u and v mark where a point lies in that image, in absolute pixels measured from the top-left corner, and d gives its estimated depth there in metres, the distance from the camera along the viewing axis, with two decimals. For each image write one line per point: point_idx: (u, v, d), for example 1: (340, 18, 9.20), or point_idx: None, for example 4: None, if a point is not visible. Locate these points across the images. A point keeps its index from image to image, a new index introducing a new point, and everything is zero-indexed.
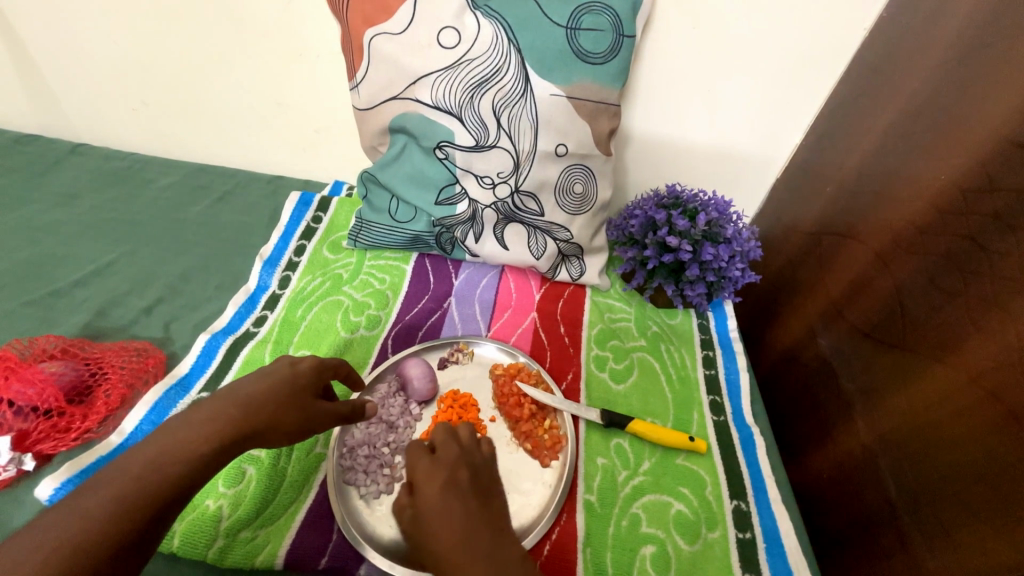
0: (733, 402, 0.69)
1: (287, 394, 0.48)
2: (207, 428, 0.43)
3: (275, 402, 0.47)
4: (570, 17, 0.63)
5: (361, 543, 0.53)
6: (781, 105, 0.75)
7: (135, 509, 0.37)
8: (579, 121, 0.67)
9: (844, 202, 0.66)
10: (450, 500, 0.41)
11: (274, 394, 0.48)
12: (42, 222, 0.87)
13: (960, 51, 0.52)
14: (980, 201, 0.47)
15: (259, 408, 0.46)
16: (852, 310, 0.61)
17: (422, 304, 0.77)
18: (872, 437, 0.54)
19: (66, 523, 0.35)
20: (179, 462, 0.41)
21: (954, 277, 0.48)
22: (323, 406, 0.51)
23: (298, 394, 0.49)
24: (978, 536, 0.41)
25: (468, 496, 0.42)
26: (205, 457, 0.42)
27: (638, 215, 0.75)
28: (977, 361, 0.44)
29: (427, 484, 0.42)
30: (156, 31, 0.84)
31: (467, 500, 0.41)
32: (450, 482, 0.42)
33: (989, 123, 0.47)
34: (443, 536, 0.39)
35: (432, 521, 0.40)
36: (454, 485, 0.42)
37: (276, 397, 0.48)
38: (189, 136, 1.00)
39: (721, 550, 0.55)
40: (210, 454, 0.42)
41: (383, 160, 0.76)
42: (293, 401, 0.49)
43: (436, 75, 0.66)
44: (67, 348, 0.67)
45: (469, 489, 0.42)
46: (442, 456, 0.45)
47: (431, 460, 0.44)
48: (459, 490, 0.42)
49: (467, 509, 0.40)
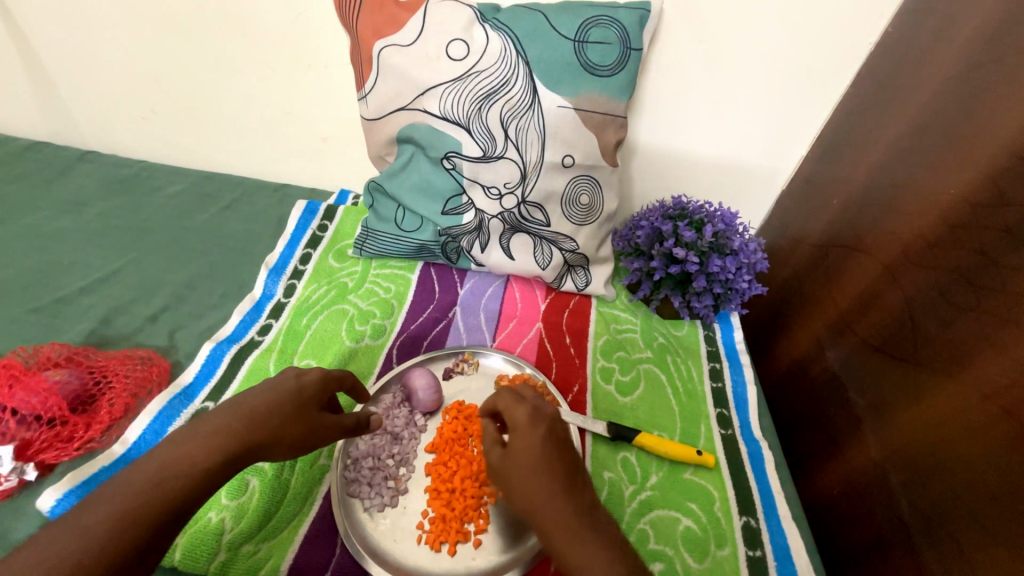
0: (740, 415, 0.69)
1: (293, 407, 0.48)
2: (212, 440, 0.43)
3: (281, 415, 0.47)
4: (578, 30, 0.64)
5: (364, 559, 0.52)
6: (788, 117, 0.75)
7: (138, 523, 0.37)
8: (586, 133, 0.67)
9: (852, 214, 0.66)
10: (552, 454, 0.44)
11: (280, 407, 0.47)
12: (49, 229, 0.88)
13: (968, 65, 0.52)
14: (990, 216, 0.47)
15: (265, 421, 0.46)
16: (861, 323, 0.61)
17: (427, 314, 0.77)
18: (884, 453, 0.54)
19: (70, 537, 0.35)
20: (182, 476, 0.40)
21: (965, 292, 0.48)
22: (329, 417, 0.51)
23: (305, 407, 0.49)
24: (993, 558, 0.40)
25: (565, 452, 0.45)
26: (209, 470, 0.42)
27: (645, 225, 0.75)
28: (989, 378, 0.43)
29: (529, 438, 0.45)
30: (167, 41, 0.85)
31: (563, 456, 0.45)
32: (550, 433, 0.45)
33: (998, 139, 0.47)
34: (547, 492, 0.42)
35: (536, 474, 0.43)
36: (553, 438, 0.45)
37: (282, 411, 0.47)
38: (197, 144, 1.01)
39: (730, 567, 0.54)
40: (214, 466, 0.42)
41: (390, 170, 0.76)
42: (299, 413, 0.48)
43: (445, 87, 0.66)
44: (72, 356, 0.66)
45: (565, 448, 0.45)
46: (539, 409, 0.47)
47: (528, 412, 0.47)
48: (556, 446, 0.45)
49: (566, 467, 0.44)
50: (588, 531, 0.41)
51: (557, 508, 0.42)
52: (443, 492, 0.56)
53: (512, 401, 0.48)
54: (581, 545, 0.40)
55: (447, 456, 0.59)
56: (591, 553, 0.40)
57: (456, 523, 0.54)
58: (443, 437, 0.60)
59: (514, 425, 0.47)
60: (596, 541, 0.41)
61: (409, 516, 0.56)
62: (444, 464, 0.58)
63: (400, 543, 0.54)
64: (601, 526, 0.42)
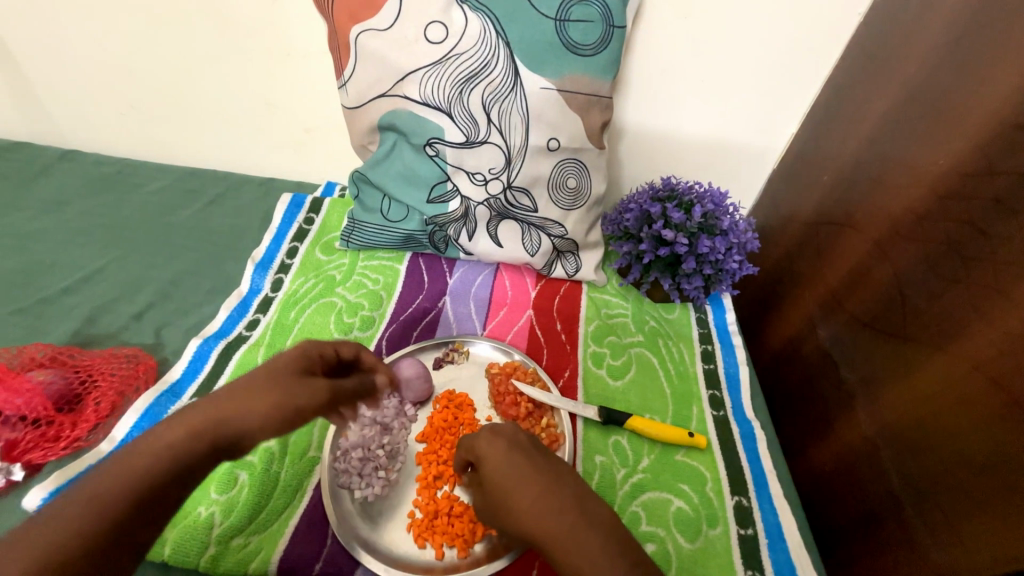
0: (733, 396, 0.68)
1: (261, 375, 0.43)
2: (186, 423, 0.40)
3: (247, 385, 0.42)
4: (559, 8, 0.62)
5: (355, 547, 0.52)
6: (776, 94, 0.74)
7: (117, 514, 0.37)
8: (570, 115, 0.66)
9: (841, 191, 0.65)
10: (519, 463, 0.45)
11: (248, 381, 0.43)
12: (31, 229, 0.87)
13: (956, 32, 0.51)
14: (980, 185, 0.46)
15: (235, 398, 0.41)
16: (852, 300, 0.60)
17: (417, 304, 0.76)
18: (875, 429, 0.53)
19: (40, 528, 0.35)
20: (151, 457, 0.38)
21: (955, 264, 0.47)
22: (313, 387, 0.44)
23: (276, 373, 0.44)
24: (985, 528, 0.40)
25: (534, 454, 0.47)
26: (180, 457, 0.39)
27: (633, 209, 0.74)
28: (979, 349, 0.43)
29: (493, 453, 0.47)
30: (143, 34, 0.84)
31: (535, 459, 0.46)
32: (512, 443, 0.47)
33: (988, 107, 0.46)
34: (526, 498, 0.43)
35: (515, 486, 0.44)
36: (517, 446, 0.47)
37: (248, 382, 0.42)
38: (179, 140, 0.99)
39: (723, 546, 0.54)
40: (187, 453, 0.39)
41: (373, 159, 0.75)
42: (268, 379, 0.43)
43: (424, 71, 0.65)
44: (56, 355, 0.66)
45: (532, 452, 0.47)
46: (496, 429, 0.49)
47: (487, 433, 0.49)
48: (523, 453, 0.46)
49: (541, 468, 0.45)
50: (582, 526, 0.41)
51: (544, 510, 0.42)
52: (431, 482, 0.56)
53: (471, 436, 0.50)
54: (579, 542, 0.40)
55: (437, 445, 0.59)
56: (591, 547, 0.40)
57: (440, 522, 0.54)
58: (433, 426, 0.61)
59: (478, 454, 0.48)
60: (593, 534, 0.40)
61: (399, 506, 0.56)
62: (435, 453, 0.59)
63: (390, 532, 0.54)
64: (600, 518, 0.42)
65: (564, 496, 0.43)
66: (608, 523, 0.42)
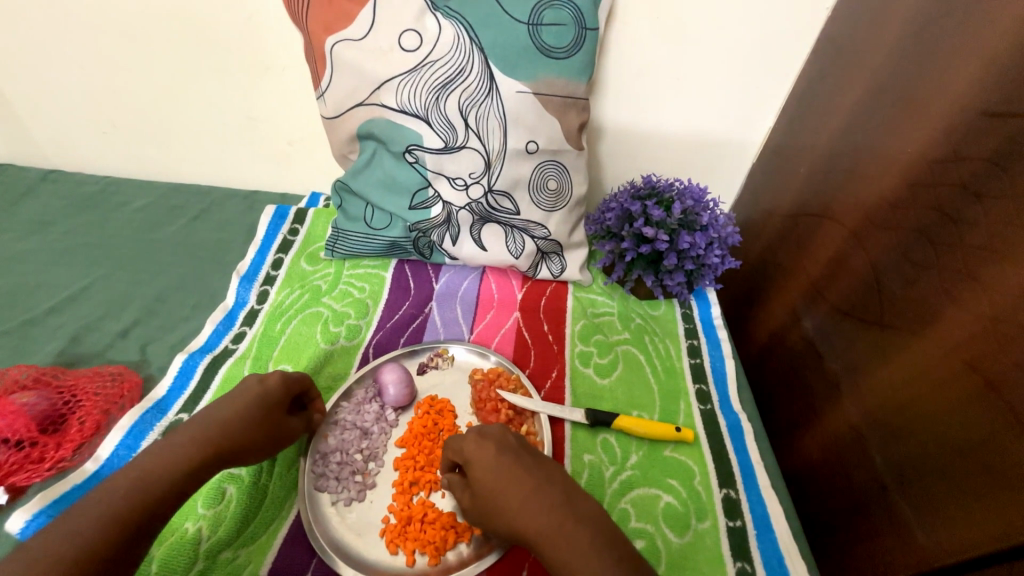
0: (719, 389, 0.69)
1: (260, 410, 0.52)
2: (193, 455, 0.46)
3: (248, 421, 0.50)
4: (531, 13, 0.63)
5: (327, 551, 0.52)
6: (750, 89, 0.75)
7: (116, 536, 0.40)
8: (548, 117, 0.67)
9: (818, 182, 0.66)
10: (508, 464, 0.46)
11: (245, 412, 0.51)
12: (15, 251, 0.86)
13: (919, 24, 0.52)
14: (946, 172, 0.47)
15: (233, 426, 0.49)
16: (832, 290, 0.61)
17: (404, 310, 0.76)
18: (860, 416, 0.54)
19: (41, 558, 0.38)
20: (155, 483, 0.44)
21: (926, 249, 0.48)
22: (293, 427, 0.55)
23: (274, 408, 0.53)
24: (965, 508, 0.41)
25: (522, 454, 0.47)
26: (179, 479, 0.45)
27: (614, 207, 0.74)
28: (951, 332, 0.43)
29: (484, 457, 0.47)
30: (122, 53, 0.84)
31: (523, 461, 0.46)
32: (501, 445, 0.48)
33: (951, 95, 0.47)
34: (515, 498, 0.43)
35: (505, 486, 0.44)
36: (506, 447, 0.48)
37: (254, 417, 0.51)
38: (162, 156, 0.99)
39: (712, 540, 0.54)
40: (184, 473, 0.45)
41: (354, 168, 0.76)
42: (265, 418, 0.52)
43: (400, 79, 0.65)
44: (40, 376, 0.65)
45: (521, 453, 0.47)
46: (483, 432, 0.50)
47: (475, 436, 0.49)
48: (512, 454, 0.47)
49: (530, 468, 0.45)
50: (573, 522, 0.41)
51: (535, 508, 0.42)
52: (407, 487, 0.56)
53: (459, 439, 0.50)
54: (571, 538, 0.40)
55: (416, 451, 0.59)
56: (582, 542, 0.40)
57: (413, 529, 0.53)
58: (413, 432, 0.61)
59: (466, 458, 0.48)
60: (585, 531, 0.41)
61: (374, 511, 0.56)
62: (414, 459, 0.58)
63: (364, 538, 0.54)
64: (592, 515, 0.42)
65: (554, 494, 0.43)
66: (599, 519, 0.42)
